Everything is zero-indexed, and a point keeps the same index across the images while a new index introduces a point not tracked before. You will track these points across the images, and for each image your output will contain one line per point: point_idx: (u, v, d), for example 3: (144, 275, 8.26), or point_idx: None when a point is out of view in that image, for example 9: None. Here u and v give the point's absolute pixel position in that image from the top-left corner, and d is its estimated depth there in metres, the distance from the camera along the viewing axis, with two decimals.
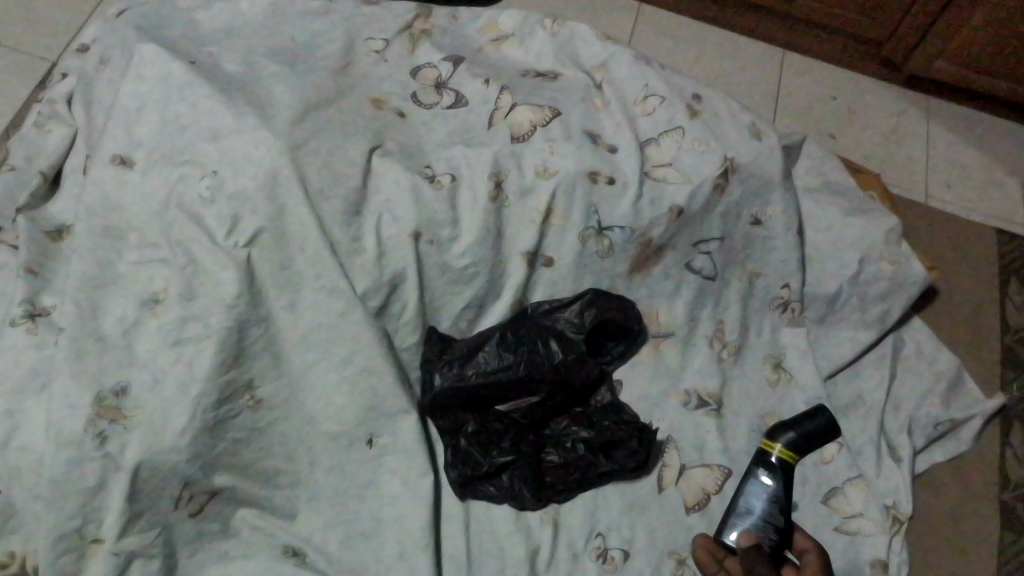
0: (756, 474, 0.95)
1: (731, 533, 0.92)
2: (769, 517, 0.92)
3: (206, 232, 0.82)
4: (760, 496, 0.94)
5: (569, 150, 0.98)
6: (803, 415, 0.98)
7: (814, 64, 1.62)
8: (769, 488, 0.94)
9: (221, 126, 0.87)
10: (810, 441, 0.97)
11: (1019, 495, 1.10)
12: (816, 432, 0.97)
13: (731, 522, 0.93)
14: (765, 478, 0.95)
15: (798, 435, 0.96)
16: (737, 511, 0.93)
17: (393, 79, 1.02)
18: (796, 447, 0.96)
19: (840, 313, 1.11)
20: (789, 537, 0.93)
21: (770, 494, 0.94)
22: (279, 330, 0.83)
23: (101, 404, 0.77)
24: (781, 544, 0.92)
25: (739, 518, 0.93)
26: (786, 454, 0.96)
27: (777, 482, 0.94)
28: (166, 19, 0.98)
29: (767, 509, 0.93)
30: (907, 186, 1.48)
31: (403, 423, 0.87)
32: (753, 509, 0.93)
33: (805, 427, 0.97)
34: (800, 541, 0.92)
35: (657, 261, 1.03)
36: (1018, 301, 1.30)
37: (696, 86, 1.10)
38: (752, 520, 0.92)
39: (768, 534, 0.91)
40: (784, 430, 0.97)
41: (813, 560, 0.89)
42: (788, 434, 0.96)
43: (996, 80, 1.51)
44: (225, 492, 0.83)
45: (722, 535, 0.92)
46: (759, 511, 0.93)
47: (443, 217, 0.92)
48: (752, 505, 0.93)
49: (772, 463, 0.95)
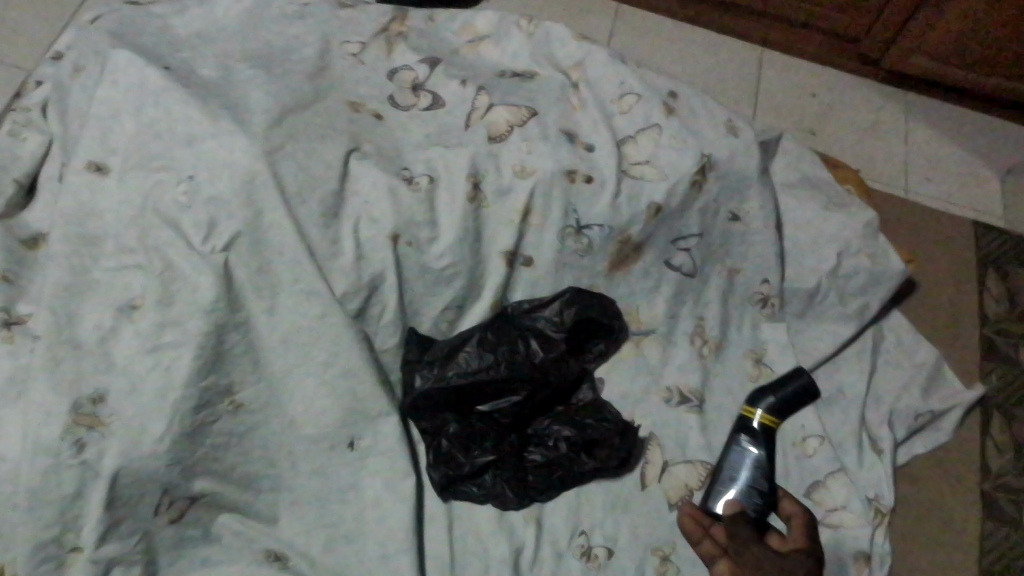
0: (739, 441, 0.98)
1: (717, 501, 0.95)
2: (753, 482, 0.95)
3: (182, 237, 0.82)
4: (743, 463, 0.96)
5: (547, 148, 0.98)
6: (781, 381, 1.01)
7: (793, 60, 1.62)
8: (751, 454, 0.97)
9: (196, 131, 0.87)
10: (788, 405, 1.00)
11: (998, 484, 1.11)
12: (791, 395, 1.00)
13: (716, 490, 0.95)
14: (746, 445, 0.97)
15: (776, 399, 1.00)
16: (722, 478, 0.96)
17: (370, 81, 1.02)
18: (775, 411, 1.00)
19: (820, 307, 1.12)
20: (772, 502, 0.95)
21: (753, 460, 0.96)
22: (258, 334, 0.83)
23: (78, 412, 0.76)
24: (766, 508, 0.94)
25: (725, 485, 0.95)
26: (767, 419, 0.99)
27: (759, 448, 0.97)
28: (140, 25, 0.98)
29: (751, 475, 0.95)
30: (886, 180, 1.49)
31: (384, 425, 0.87)
32: (738, 476, 0.95)
33: (784, 392, 1.00)
34: (786, 506, 0.90)
35: (637, 259, 1.03)
36: (997, 292, 1.31)
37: (672, 84, 1.10)
38: (737, 487, 0.95)
39: (752, 499, 0.94)
40: (762, 395, 1.00)
41: (798, 525, 0.87)
42: (768, 400, 1.00)
43: (974, 73, 1.52)
44: (205, 498, 0.82)
45: (708, 503, 0.95)
46: (743, 478, 0.95)
47: (422, 218, 0.92)
48: (736, 471, 0.96)
49: (753, 429, 0.98)
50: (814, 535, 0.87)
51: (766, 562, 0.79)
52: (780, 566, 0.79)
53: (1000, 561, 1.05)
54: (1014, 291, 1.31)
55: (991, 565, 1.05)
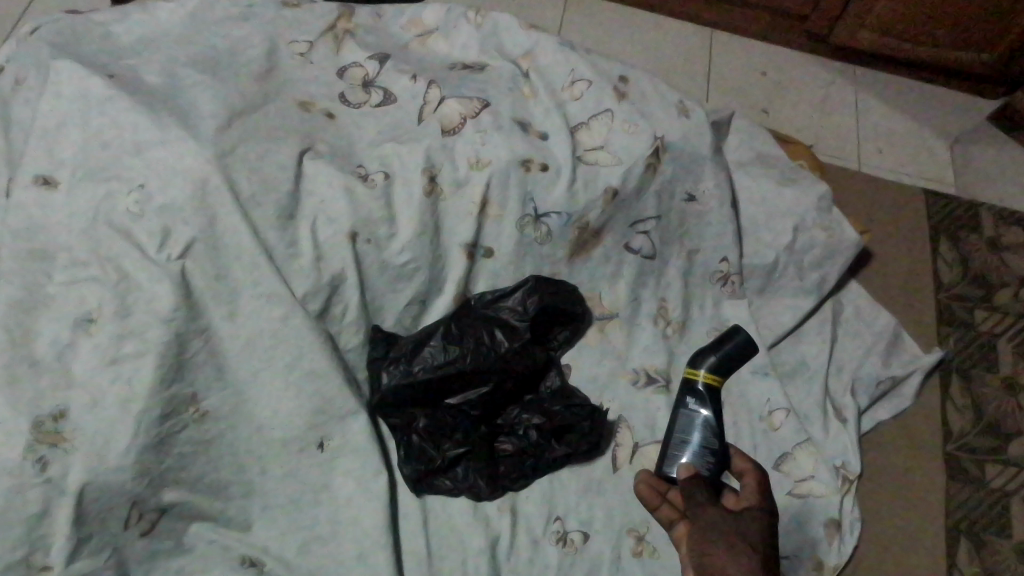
0: (686, 403, 0.91)
1: (671, 466, 0.90)
2: (705, 443, 0.90)
3: (137, 247, 0.81)
4: (693, 426, 0.90)
5: (500, 140, 0.99)
6: (724, 335, 0.92)
7: (743, 40, 1.64)
8: (701, 416, 0.90)
9: (145, 139, 0.85)
10: (736, 359, 0.90)
11: (961, 445, 1.14)
12: (735, 354, 0.90)
13: (670, 456, 0.91)
14: (695, 406, 0.91)
15: (719, 359, 0.90)
16: (674, 443, 0.91)
17: (319, 80, 1.01)
18: (720, 369, 0.90)
19: (779, 281, 1.14)
20: (727, 461, 0.91)
21: (703, 423, 0.90)
22: (220, 340, 0.82)
23: (40, 430, 0.74)
24: (720, 468, 0.90)
25: (677, 450, 0.91)
26: (711, 379, 0.90)
27: (707, 409, 0.90)
28: (82, 35, 0.96)
29: (702, 437, 0.90)
30: (839, 154, 1.51)
31: (354, 424, 0.87)
32: (689, 439, 0.90)
33: (728, 347, 0.90)
34: (738, 463, 0.89)
35: (597, 244, 1.04)
36: (950, 258, 1.34)
37: (622, 68, 1.11)
38: (689, 451, 0.90)
39: (704, 461, 0.89)
40: (705, 354, 0.91)
41: (752, 482, 0.85)
42: (710, 359, 0.90)
43: (921, 46, 1.54)
44: (175, 509, 0.81)
45: (664, 469, 0.91)
46: (694, 440, 0.90)
47: (379, 215, 0.92)
48: (686, 434, 0.90)
49: (699, 390, 0.91)
50: (769, 491, 0.85)
51: (717, 518, 0.78)
52: (733, 523, 0.78)
53: (966, 520, 1.08)
54: (967, 256, 1.34)
55: (958, 524, 1.07)
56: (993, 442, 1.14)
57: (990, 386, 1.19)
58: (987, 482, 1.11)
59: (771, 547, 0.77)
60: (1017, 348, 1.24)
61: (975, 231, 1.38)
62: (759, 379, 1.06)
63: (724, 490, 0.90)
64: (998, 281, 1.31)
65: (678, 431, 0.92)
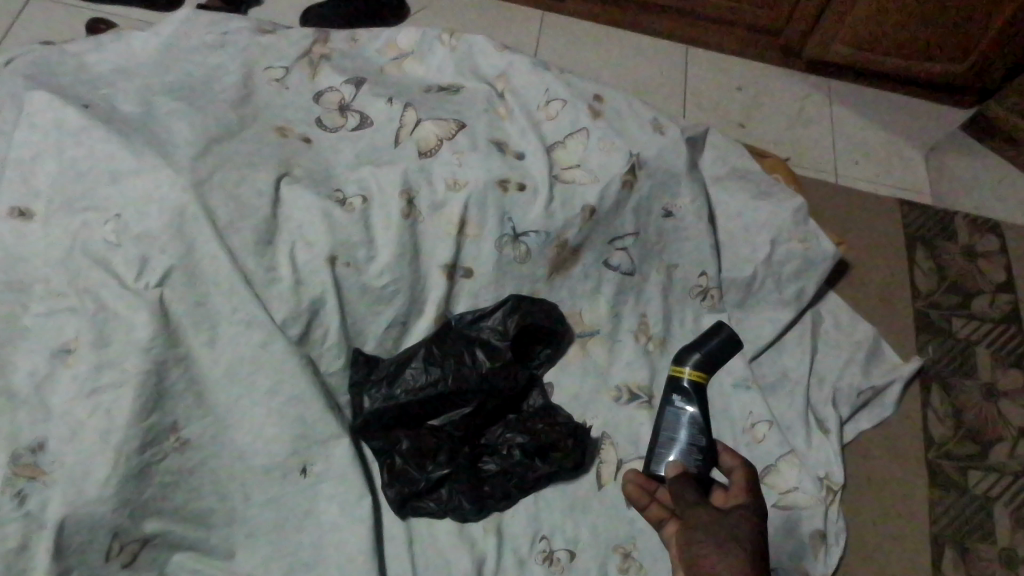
0: (672, 401, 0.90)
1: (659, 464, 0.90)
2: (692, 440, 0.88)
3: (114, 277, 0.81)
4: (680, 423, 0.89)
5: (477, 160, 0.99)
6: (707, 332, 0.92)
7: (717, 56, 1.66)
8: (687, 413, 0.89)
9: (120, 168, 0.85)
10: (719, 357, 0.91)
11: (943, 453, 1.15)
12: (721, 350, 0.91)
13: (657, 454, 0.90)
14: (681, 404, 0.90)
15: (704, 355, 0.90)
16: (662, 440, 0.90)
17: (295, 105, 1.02)
18: (705, 367, 0.90)
19: (759, 295, 1.14)
20: (716, 459, 0.89)
21: (690, 419, 0.89)
22: (199, 367, 0.82)
23: (17, 463, 0.74)
24: (709, 466, 0.88)
25: (664, 448, 0.90)
26: (696, 376, 0.90)
27: (693, 406, 0.89)
28: (56, 66, 0.96)
29: (689, 434, 0.89)
30: (816, 168, 1.53)
31: (337, 449, 0.86)
32: (676, 436, 0.89)
33: (709, 345, 0.91)
34: (726, 461, 0.88)
35: (576, 262, 1.04)
36: (926, 266, 1.35)
37: (596, 87, 1.12)
38: (677, 448, 0.89)
39: (692, 458, 0.88)
40: (690, 351, 0.91)
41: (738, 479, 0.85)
42: (694, 356, 0.90)
43: (893, 58, 1.56)
44: (158, 538, 0.79)
45: (652, 467, 0.90)
46: (681, 437, 0.89)
47: (359, 239, 0.92)
48: (673, 433, 0.89)
49: (685, 387, 0.90)
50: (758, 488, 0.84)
51: (710, 518, 0.78)
52: (723, 523, 0.77)
53: (951, 528, 1.08)
54: (943, 264, 1.36)
55: (943, 532, 1.08)
56: (974, 448, 1.15)
57: (970, 392, 1.21)
58: (970, 488, 1.12)
59: (761, 547, 0.76)
60: (994, 354, 1.25)
61: (951, 239, 1.40)
62: (741, 393, 1.06)
63: (714, 487, 0.88)
64: (974, 289, 1.33)
65: (664, 430, 0.91)
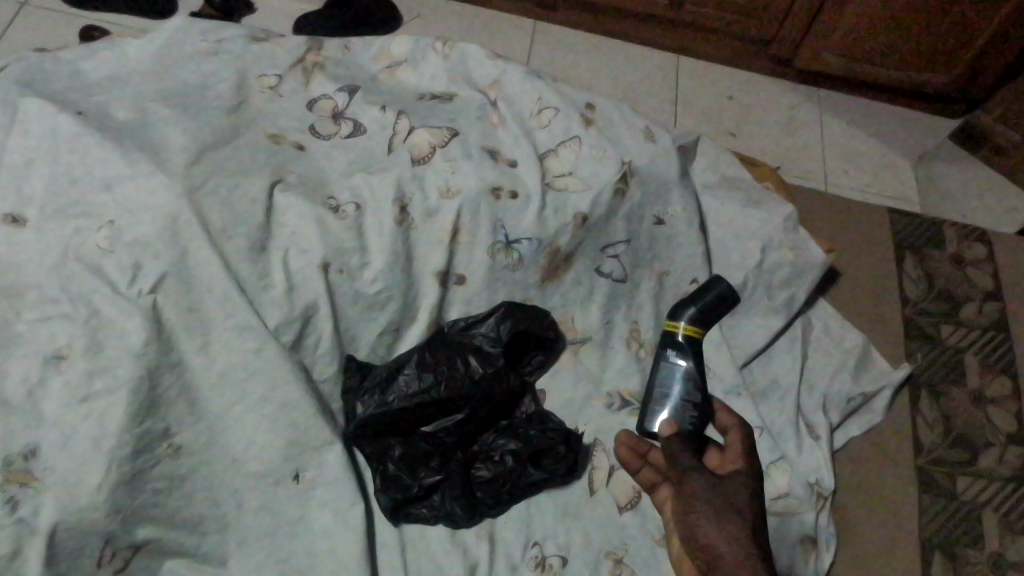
0: (666, 356, 0.99)
1: (653, 420, 0.98)
2: (685, 396, 0.97)
3: (108, 283, 0.81)
4: (673, 379, 0.98)
5: (470, 168, 0.99)
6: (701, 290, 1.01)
7: (708, 65, 1.67)
8: (680, 368, 0.98)
9: (114, 174, 0.85)
10: (710, 313, 1.00)
11: (933, 459, 1.15)
12: (713, 307, 1.00)
13: (651, 411, 0.98)
14: (674, 359, 0.99)
15: (698, 310, 0.99)
16: (657, 396, 0.98)
17: (289, 112, 1.02)
18: (699, 322, 0.99)
19: (749, 302, 1.15)
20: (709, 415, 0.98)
21: (684, 374, 0.98)
22: (193, 374, 0.82)
23: (9, 469, 0.74)
24: (701, 420, 0.97)
25: (658, 405, 0.98)
26: (691, 331, 0.99)
27: (686, 361, 0.98)
28: (51, 73, 0.97)
29: (682, 390, 0.97)
30: (806, 176, 1.54)
31: (329, 455, 0.87)
32: (670, 392, 0.98)
33: (704, 302, 1.00)
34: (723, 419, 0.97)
35: (568, 268, 1.05)
36: (915, 274, 1.36)
37: (588, 96, 1.12)
38: (670, 404, 0.97)
39: (686, 413, 0.96)
40: (684, 307, 1.00)
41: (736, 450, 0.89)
42: (690, 311, 0.99)
43: (881, 68, 1.58)
44: (151, 544, 0.79)
45: (646, 424, 0.98)
46: (675, 393, 0.98)
47: (352, 245, 0.93)
48: (667, 388, 0.98)
49: (679, 342, 0.99)
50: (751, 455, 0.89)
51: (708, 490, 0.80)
52: (722, 498, 0.80)
53: (940, 534, 1.09)
54: (932, 272, 1.37)
55: (933, 537, 1.09)
56: (963, 455, 1.16)
57: (959, 399, 1.22)
58: (959, 494, 1.13)
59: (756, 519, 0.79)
60: (982, 361, 1.26)
61: (940, 247, 1.41)
62: (732, 400, 1.07)
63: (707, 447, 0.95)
64: (963, 297, 1.34)
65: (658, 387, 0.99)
